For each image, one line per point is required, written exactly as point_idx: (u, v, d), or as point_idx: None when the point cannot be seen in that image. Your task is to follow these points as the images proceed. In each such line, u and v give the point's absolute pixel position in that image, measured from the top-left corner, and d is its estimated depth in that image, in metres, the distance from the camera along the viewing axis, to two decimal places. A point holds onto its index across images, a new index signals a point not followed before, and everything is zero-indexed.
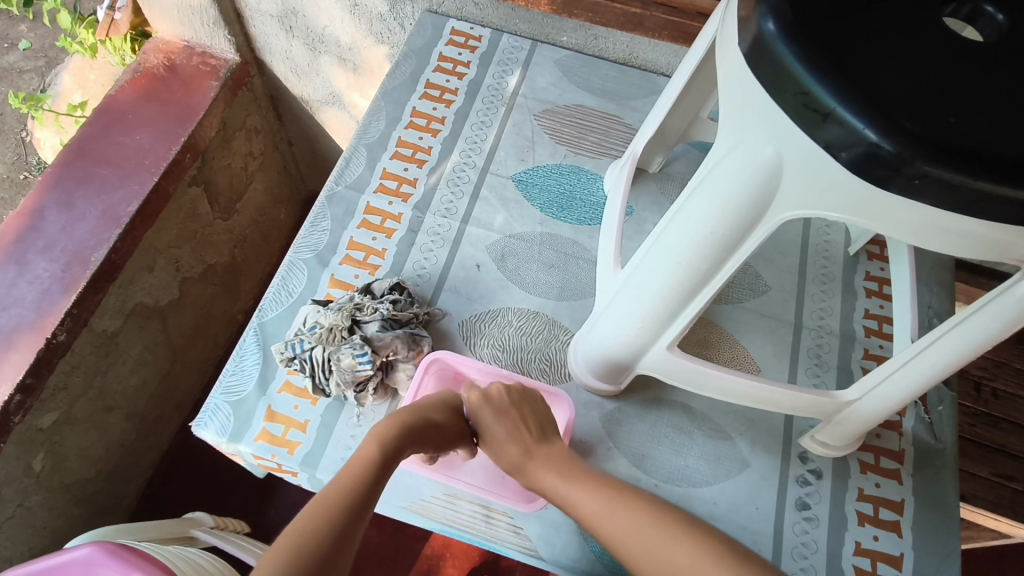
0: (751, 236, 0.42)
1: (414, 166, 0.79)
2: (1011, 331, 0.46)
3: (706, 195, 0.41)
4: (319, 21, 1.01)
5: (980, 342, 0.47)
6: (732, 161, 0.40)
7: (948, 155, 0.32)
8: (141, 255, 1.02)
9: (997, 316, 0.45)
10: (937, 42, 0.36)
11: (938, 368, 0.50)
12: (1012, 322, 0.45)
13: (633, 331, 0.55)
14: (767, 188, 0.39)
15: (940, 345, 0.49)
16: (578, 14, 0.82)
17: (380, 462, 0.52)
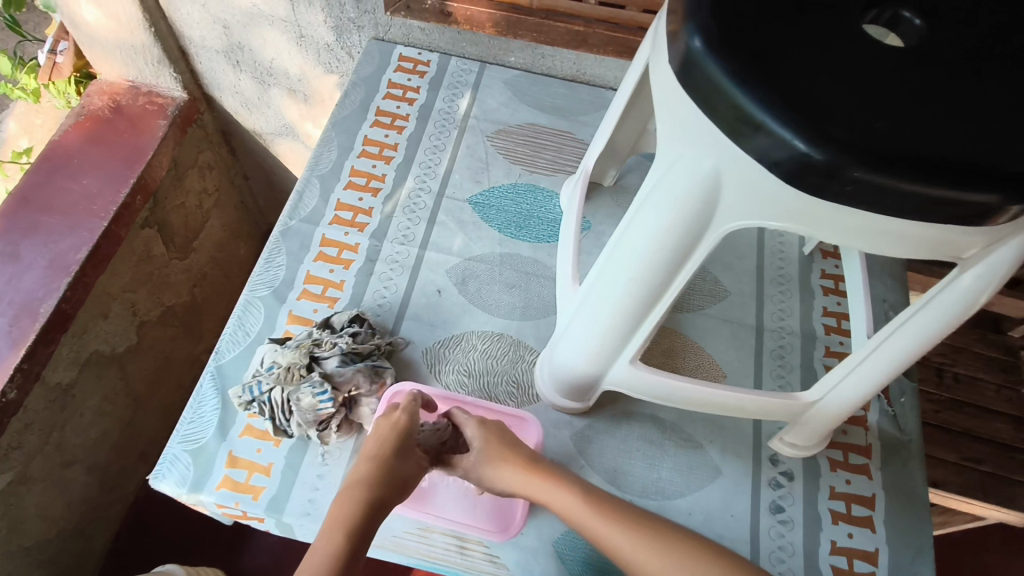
0: (698, 248, 0.42)
1: (368, 196, 0.78)
2: (960, 323, 0.47)
3: (650, 211, 0.42)
4: (266, 54, 1.00)
5: (929, 336, 0.48)
6: (674, 176, 0.40)
7: (877, 160, 0.33)
8: (95, 302, 0.99)
9: (943, 309, 0.46)
10: (858, 52, 0.37)
11: (892, 367, 0.51)
12: (962, 312, 0.45)
13: (595, 352, 0.55)
14: (709, 199, 0.39)
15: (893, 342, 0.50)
16: (523, 35, 0.83)
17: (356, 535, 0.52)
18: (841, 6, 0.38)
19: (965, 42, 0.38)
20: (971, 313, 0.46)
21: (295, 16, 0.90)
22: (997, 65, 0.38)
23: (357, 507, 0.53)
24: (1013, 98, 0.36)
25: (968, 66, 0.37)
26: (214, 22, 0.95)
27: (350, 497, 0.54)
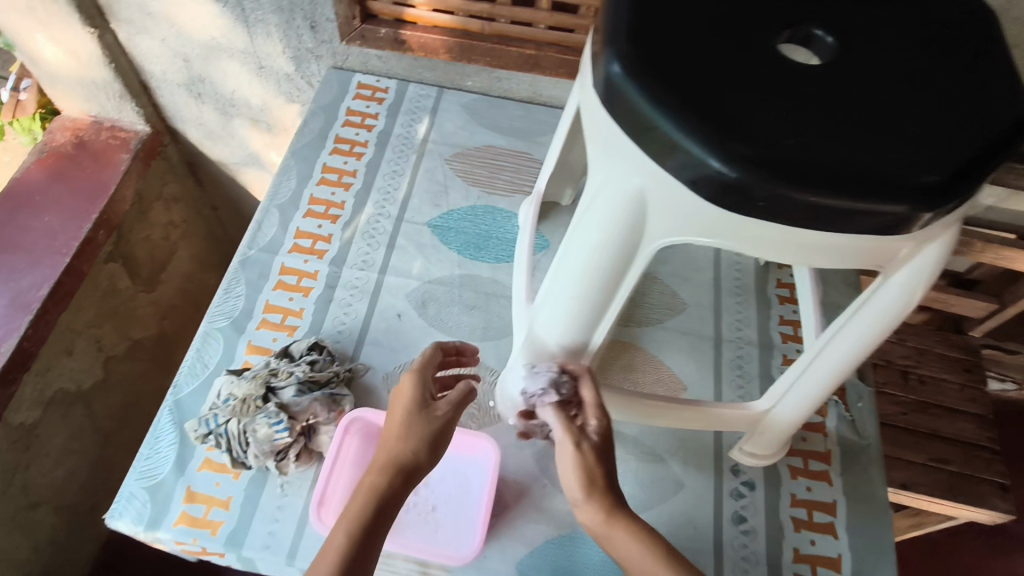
0: (633, 264, 0.43)
1: (327, 223, 0.78)
2: (901, 322, 0.45)
3: (585, 227, 0.42)
4: (226, 86, 1.00)
5: (866, 341, 0.47)
6: (605, 194, 0.41)
7: (787, 175, 0.34)
8: (58, 340, 0.98)
9: (879, 313, 0.45)
10: (770, 70, 0.37)
11: (832, 372, 0.52)
12: (900, 310, 0.44)
13: (565, 338, 0.50)
14: (636, 218, 0.40)
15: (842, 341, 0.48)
16: (476, 60, 0.84)
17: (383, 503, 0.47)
18: (754, 27, 0.39)
19: (880, 54, 0.38)
20: (909, 312, 0.44)
21: (255, 48, 0.90)
22: (913, 74, 0.38)
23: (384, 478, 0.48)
24: (927, 106, 0.37)
25: (881, 77, 0.38)
26: (175, 56, 0.95)
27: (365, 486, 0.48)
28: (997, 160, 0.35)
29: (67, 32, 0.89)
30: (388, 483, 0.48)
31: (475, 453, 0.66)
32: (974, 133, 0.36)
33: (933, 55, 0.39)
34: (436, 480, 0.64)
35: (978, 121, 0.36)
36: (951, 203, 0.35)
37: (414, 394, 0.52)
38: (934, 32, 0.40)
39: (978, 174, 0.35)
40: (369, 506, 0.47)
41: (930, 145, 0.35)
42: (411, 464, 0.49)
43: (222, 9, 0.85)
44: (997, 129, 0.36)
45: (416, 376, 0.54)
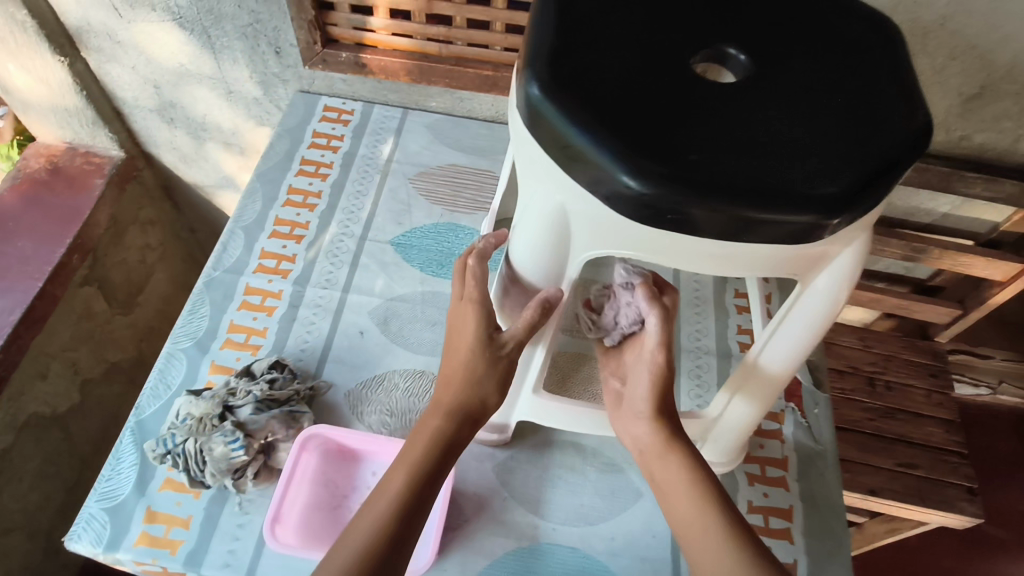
0: (570, 266, 0.45)
1: (292, 243, 0.80)
2: (833, 320, 0.46)
3: (525, 230, 0.44)
4: (197, 110, 1.01)
5: (799, 343, 0.48)
6: (534, 206, 0.42)
7: (695, 189, 0.34)
8: (31, 363, 0.99)
9: (806, 315, 0.46)
10: (681, 86, 0.38)
11: (772, 374, 0.53)
12: (829, 310, 0.45)
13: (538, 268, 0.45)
14: (562, 233, 0.42)
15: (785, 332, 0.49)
16: (436, 81, 0.87)
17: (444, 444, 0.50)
18: (668, 45, 0.40)
19: (791, 70, 0.39)
20: (835, 315, 0.45)
21: (222, 73, 0.92)
22: (821, 89, 0.39)
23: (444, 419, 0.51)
24: (833, 119, 0.37)
25: (792, 92, 0.39)
26: (146, 83, 0.96)
27: (406, 459, 0.49)
28: (899, 170, 0.36)
29: (38, 61, 0.90)
30: (423, 470, 0.48)
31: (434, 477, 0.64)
32: (877, 145, 0.37)
33: (842, 72, 0.40)
34: None
35: (881, 134, 0.37)
36: (852, 213, 0.35)
37: (475, 332, 0.52)
38: (844, 51, 0.41)
39: (879, 185, 0.36)
40: (402, 495, 0.47)
41: (833, 157, 0.36)
42: (442, 448, 0.50)
43: (188, 36, 0.87)
44: (900, 140, 0.37)
45: (478, 309, 0.52)
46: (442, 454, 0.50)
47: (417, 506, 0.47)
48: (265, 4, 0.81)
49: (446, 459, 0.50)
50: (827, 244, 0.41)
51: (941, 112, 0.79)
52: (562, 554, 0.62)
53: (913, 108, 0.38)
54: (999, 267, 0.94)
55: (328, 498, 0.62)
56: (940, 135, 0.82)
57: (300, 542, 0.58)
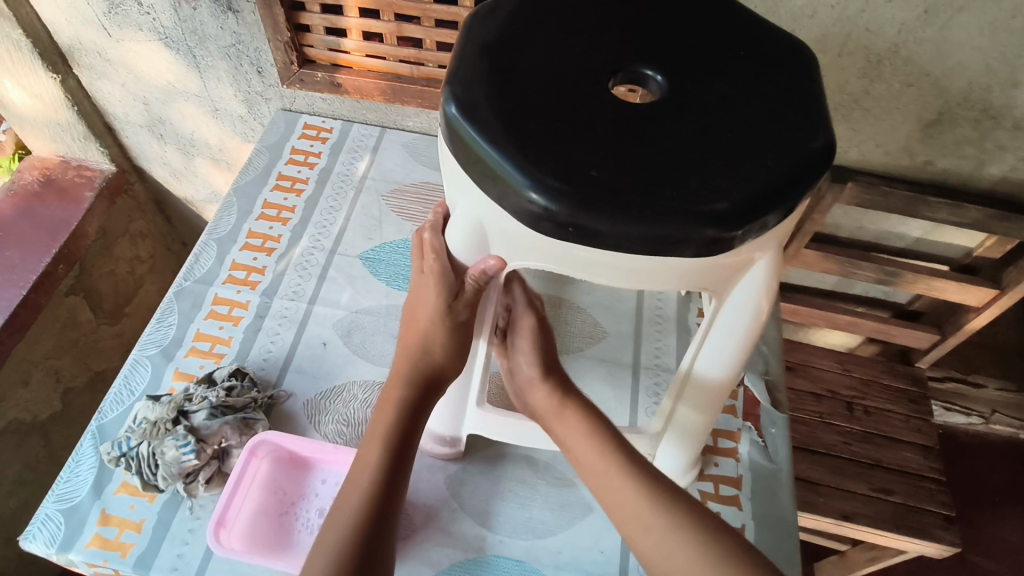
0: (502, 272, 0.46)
1: (263, 255, 0.82)
2: (758, 331, 0.48)
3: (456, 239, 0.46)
4: (186, 127, 1.04)
5: (731, 354, 0.50)
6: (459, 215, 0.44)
7: (593, 203, 0.36)
8: (12, 371, 1.01)
9: (729, 325, 0.47)
10: (593, 105, 0.40)
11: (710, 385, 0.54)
12: (751, 318, 0.46)
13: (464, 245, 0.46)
14: (480, 242, 0.44)
15: (713, 341, 0.50)
16: (409, 101, 0.90)
17: (405, 424, 0.52)
18: (586, 68, 0.42)
19: (700, 93, 0.41)
20: (759, 322, 0.47)
21: (208, 91, 0.96)
22: (729, 110, 0.41)
23: (405, 392, 0.54)
24: (737, 137, 0.39)
25: (700, 112, 0.41)
26: (136, 100, 1.00)
27: (377, 433, 0.52)
28: (794, 189, 0.38)
29: (32, 77, 0.94)
30: (377, 487, 0.49)
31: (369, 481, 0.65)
32: (775, 163, 0.38)
33: (752, 95, 0.42)
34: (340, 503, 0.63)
35: (780, 153, 0.39)
36: (746, 226, 0.37)
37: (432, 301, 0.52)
38: (758, 75, 0.43)
39: (772, 203, 0.37)
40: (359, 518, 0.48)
41: (731, 174, 0.37)
42: (392, 462, 0.50)
43: (175, 54, 0.90)
44: (797, 159, 0.39)
45: (439, 279, 0.50)
46: (394, 469, 0.50)
47: (386, 493, 0.49)
48: (246, 26, 0.84)
49: (398, 474, 0.51)
50: (751, 252, 0.41)
51: (903, 138, 0.80)
52: (507, 567, 0.62)
53: (814, 129, 0.40)
54: (973, 292, 0.93)
55: (277, 504, 0.62)
56: (904, 160, 0.83)
57: (242, 547, 0.59)
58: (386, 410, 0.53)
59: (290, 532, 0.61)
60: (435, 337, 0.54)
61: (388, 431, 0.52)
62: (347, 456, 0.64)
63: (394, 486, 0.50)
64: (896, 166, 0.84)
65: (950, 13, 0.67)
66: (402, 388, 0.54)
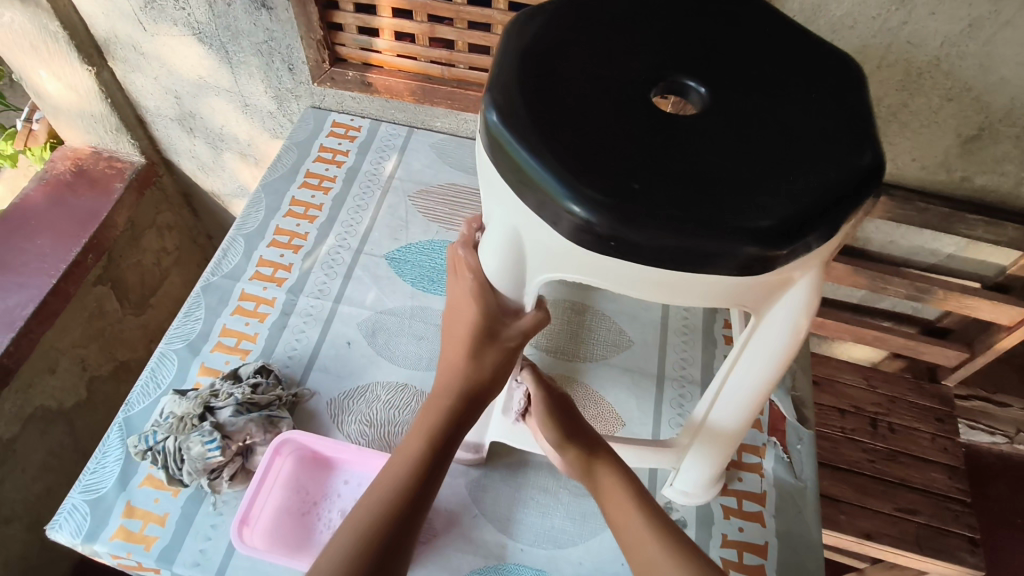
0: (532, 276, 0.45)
1: (289, 252, 0.82)
2: (796, 348, 0.46)
3: (490, 242, 0.45)
4: (215, 121, 1.04)
5: (767, 369, 0.49)
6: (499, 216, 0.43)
7: (634, 218, 0.35)
8: (40, 358, 1.02)
9: (770, 339, 0.46)
10: (635, 116, 0.39)
11: (745, 397, 0.53)
12: (790, 336, 0.45)
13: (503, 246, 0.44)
14: (516, 252, 0.43)
15: (727, 394, 0.54)
16: (438, 102, 0.90)
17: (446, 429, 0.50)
18: (628, 76, 0.41)
19: (745, 105, 0.40)
20: (799, 340, 0.45)
21: (239, 87, 0.96)
22: (774, 124, 0.40)
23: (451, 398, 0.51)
24: (783, 152, 0.38)
25: (744, 124, 0.40)
26: (167, 93, 1.01)
27: (420, 429, 0.50)
28: (841, 207, 0.37)
29: (67, 69, 0.95)
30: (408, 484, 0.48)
31: None
32: (821, 180, 0.37)
33: (797, 109, 0.41)
34: None
35: (827, 169, 0.38)
36: (791, 244, 0.36)
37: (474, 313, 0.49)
38: (803, 89, 0.42)
39: (818, 221, 0.36)
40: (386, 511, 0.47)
41: (776, 191, 0.36)
42: (430, 460, 0.49)
43: (207, 50, 0.91)
44: (845, 177, 0.37)
45: (477, 294, 0.48)
46: (427, 467, 0.49)
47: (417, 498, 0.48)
48: (280, 23, 0.84)
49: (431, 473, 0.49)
50: (794, 270, 0.40)
51: (941, 152, 0.78)
52: None
53: (862, 146, 0.39)
54: (1007, 312, 0.91)
55: (299, 503, 0.63)
56: (941, 175, 0.81)
57: (265, 545, 0.60)
58: (430, 411, 0.51)
59: (311, 533, 0.61)
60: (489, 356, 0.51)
61: (430, 433, 0.50)
62: (371, 459, 0.64)
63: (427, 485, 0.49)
64: (933, 180, 0.82)
65: (996, 27, 0.65)
66: (448, 396, 0.51)
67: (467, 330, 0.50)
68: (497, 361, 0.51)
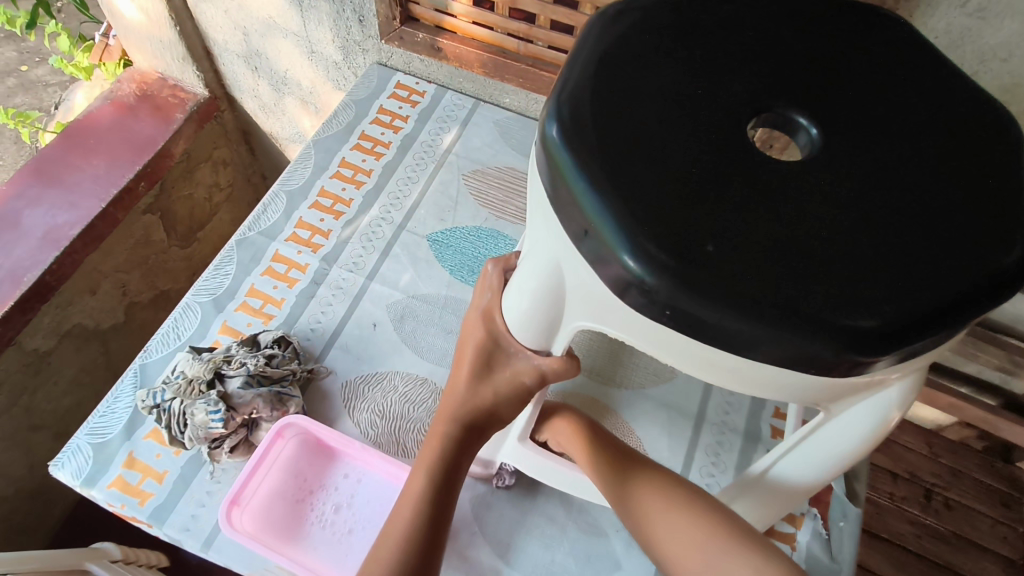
0: (569, 316, 0.39)
1: (330, 217, 0.78)
2: (875, 443, 0.40)
3: (527, 272, 0.39)
4: (281, 64, 1.00)
5: (839, 458, 0.42)
6: (544, 244, 0.37)
7: (701, 291, 0.29)
8: (84, 278, 1.02)
9: (848, 428, 0.39)
10: (727, 155, 0.32)
11: (806, 481, 0.46)
12: (872, 435, 0.39)
13: (542, 285, 0.38)
14: (554, 289, 0.37)
15: (800, 455, 0.45)
16: (509, 79, 0.83)
17: (451, 463, 0.43)
18: (726, 104, 0.34)
19: (865, 160, 0.33)
20: (883, 433, 0.39)
21: (307, 32, 0.91)
22: (898, 191, 0.32)
23: (455, 427, 0.44)
24: (904, 232, 0.31)
25: (861, 185, 0.32)
26: (236, 28, 0.97)
27: (422, 461, 0.44)
28: (968, 313, 0.30)
29: None
30: (414, 534, 0.41)
31: (387, 484, 0.61)
32: (945, 275, 0.30)
33: (931, 176, 0.33)
34: (360, 503, 0.61)
35: (957, 262, 0.30)
36: (893, 351, 0.29)
37: (479, 342, 0.43)
38: (943, 149, 0.34)
39: (936, 326, 0.29)
40: (397, 565, 0.40)
41: (886, 281, 0.29)
42: (437, 500, 0.42)
43: None
44: (975, 275, 0.30)
45: (486, 324, 0.43)
46: (435, 514, 0.42)
47: (427, 547, 0.41)
48: None
49: (440, 517, 0.42)
50: (893, 374, 0.33)
51: None
52: None
53: (1009, 237, 0.31)
54: None
55: (294, 490, 0.61)
56: None
57: (254, 530, 0.58)
58: (431, 443, 0.44)
59: (302, 523, 0.59)
60: (500, 388, 0.43)
61: (434, 466, 0.43)
62: (370, 454, 0.61)
63: (434, 532, 0.42)
64: None
65: None
66: (445, 423, 0.44)
67: (471, 354, 0.43)
68: (505, 391, 0.43)
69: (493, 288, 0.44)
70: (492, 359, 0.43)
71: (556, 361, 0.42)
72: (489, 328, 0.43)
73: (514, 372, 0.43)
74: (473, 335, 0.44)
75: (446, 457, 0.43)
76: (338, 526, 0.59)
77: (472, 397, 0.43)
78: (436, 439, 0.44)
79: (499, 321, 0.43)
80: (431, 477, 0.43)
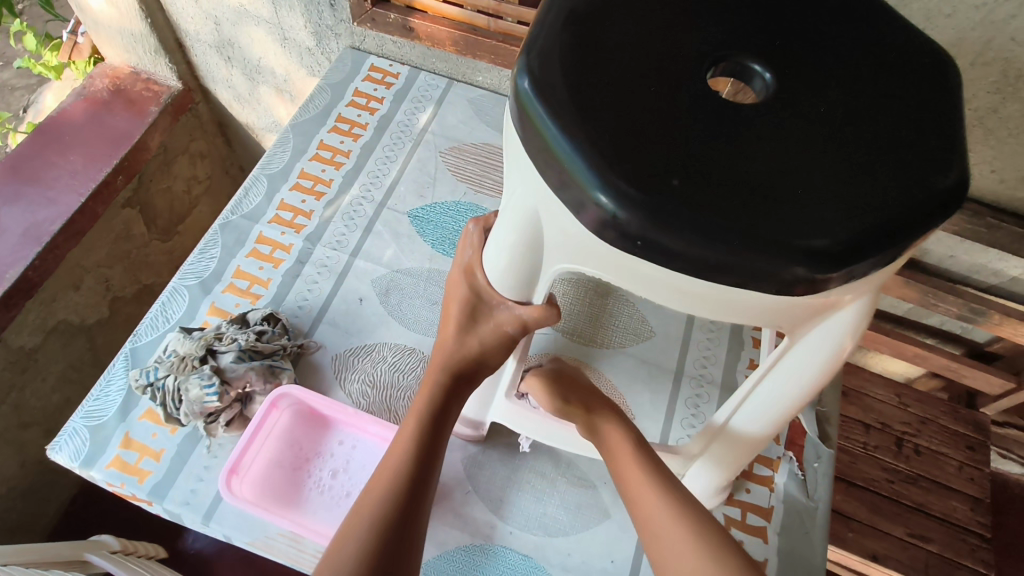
0: (547, 261, 0.41)
1: (312, 198, 0.79)
2: (833, 370, 0.43)
3: (507, 224, 0.41)
4: (254, 52, 1.01)
5: (801, 387, 0.45)
6: (522, 195, 0.39)
7: (667, 222, 0.31)
8: (66, 274, 1.02)
9: (808, 355, 0.42)
10: (689, 100, 0.34)
11: (774, 413, 0.49)
12: (829, 361, 0.42)
13: (521, 233, 0.40)
14: (534, 237, 0.40)
15: (767, 390, 0.47)
16: (481, 56, 0.85)
17: (440, 408, 0.46)
18: (686, 53, 0.36)
19: (816, 100, 0.36)
20: (840, 357, 0.41)
21: (279, 18, 0.92)
22: (846, 127, 0.35)
23: (445, 376, 0.46)
24: (854, 163, 0.34)
25: (812, 123, 0.35)
26: (207, 18, 0.97)
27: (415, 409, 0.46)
28: (911, 233, 0.32)
29: None
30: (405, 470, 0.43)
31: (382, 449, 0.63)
32: (890, 198, 0.33)
33: (876, 113, 0.36)
34: (356, 468, 0.63)
35: (901, 187, 0.33)
36: (845, 268, 0.32)
37: (463, 296, 0.46)
38: (886, 87, 0.37)
39: (883, 243, 0.32)
40: (386, 501, 0.41)
41: (838, 207, 0.32)
42: (429, 441, 0.44)
43: None
44: (917, 198, 0.33)
45: (469, 280, 0.46)
46: (428, 452, 0.44)
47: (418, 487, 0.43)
48: None
49: (429, 460, 0.44)
50: (846, 295, 0.36)
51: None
52: (514, 560, 0.60)
53: (946, 163, 0.34)
54: None
55: (293, 458, 0.63)
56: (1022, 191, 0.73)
57: (253, 495, 0.60)
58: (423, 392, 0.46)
59: (301, 489, 0.61)
60: (485, 339, 0.46)
61: (424, 409, 0.45)
62: (365, 421, 0.63)
63: (426, 470, 0.44)
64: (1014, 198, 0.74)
65: None
66: (437, 373, 0.47)
67: (456, 308, 0.46)
68: (489, 340, 0.46)
69: (473, 245, 0.46)
70: (476, 312, 0.45)
71: (536, 310, 0.44)
72: (473, 283, 0.45)
73: (496, 323, 0.45)
74: (458, 290, 0.46)
75: (436, 402, 0.46)
76: (335, 492, 0.61)
77: (460, 347, 0.46)
78: (426, 390, 0.46)
79: (480, 277, 0.45)
80: (421, 421, 0.45)
